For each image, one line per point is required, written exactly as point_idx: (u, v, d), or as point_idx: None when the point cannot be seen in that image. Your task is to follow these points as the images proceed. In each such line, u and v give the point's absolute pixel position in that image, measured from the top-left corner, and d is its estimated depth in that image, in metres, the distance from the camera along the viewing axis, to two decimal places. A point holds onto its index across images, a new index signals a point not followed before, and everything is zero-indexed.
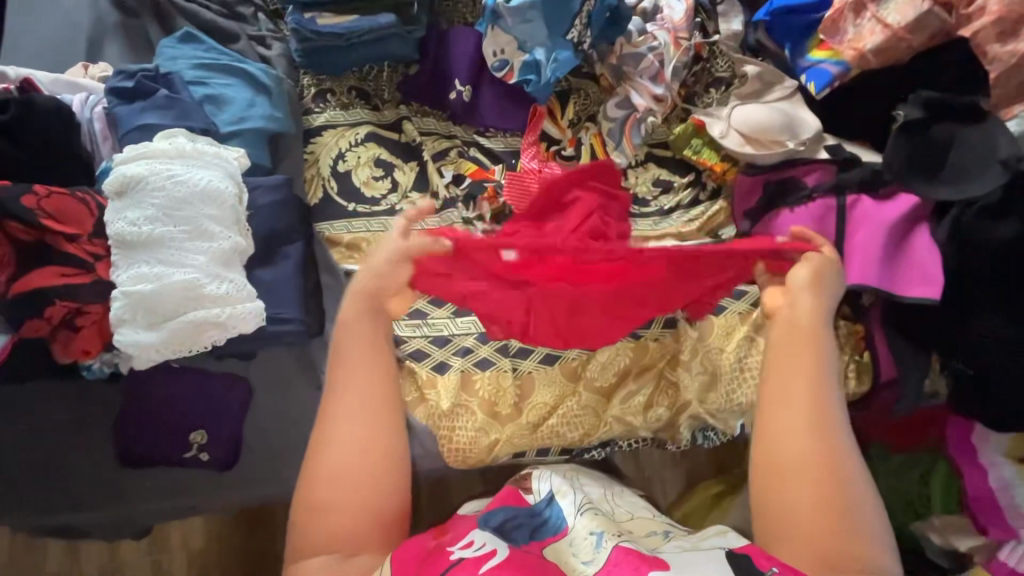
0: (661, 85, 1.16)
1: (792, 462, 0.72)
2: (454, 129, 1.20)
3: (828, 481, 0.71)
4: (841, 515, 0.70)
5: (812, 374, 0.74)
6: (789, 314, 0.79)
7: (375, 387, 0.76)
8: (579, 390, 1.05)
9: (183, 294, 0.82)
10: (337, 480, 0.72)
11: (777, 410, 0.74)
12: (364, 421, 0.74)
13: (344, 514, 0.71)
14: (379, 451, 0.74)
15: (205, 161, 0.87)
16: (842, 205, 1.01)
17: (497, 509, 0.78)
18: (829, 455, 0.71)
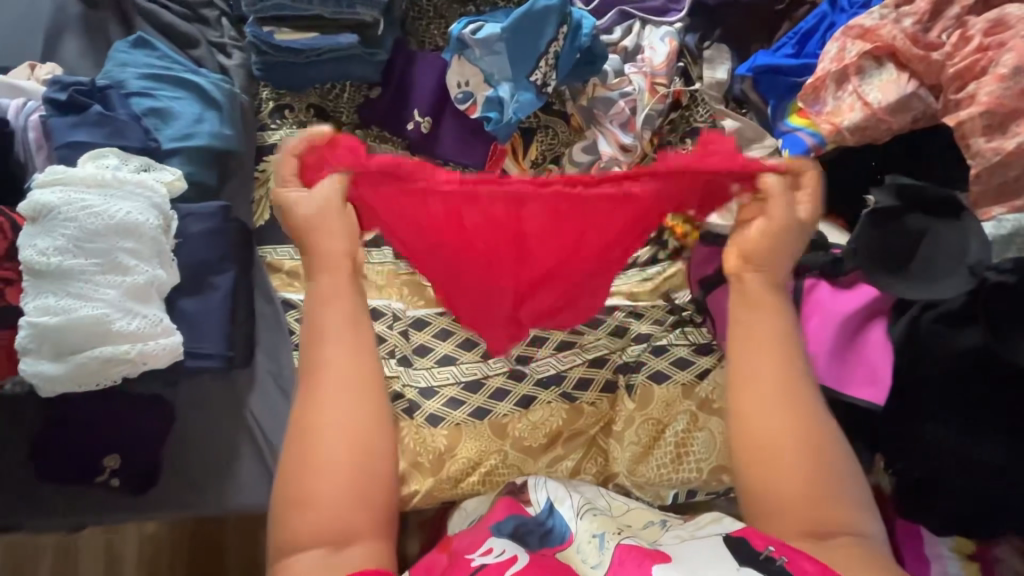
0: (630, 134, 1.10)
1: (779, 432, 0.68)
2: (412, 159, 1.15)
3: (812, 451, 0.68)
4: (838, 468, 0.68)
5: (781, 330, 0.71)
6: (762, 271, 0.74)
7: (348, 359, 0.69)
8: (505, 447, 1.02)
9: (90, 328, 0.80)
10: (335, 476, 0.66)
11: (754, 374, 0.70)
12: (353, 393, 0.68)
13: (335, 486, 0.65)
14: (368, 424, 0.68)
15: (126, 190, 0.84)
16: (799, 288, 0.95)
17: (506, 519, 0.80)
18: (811, 430, 0.68)
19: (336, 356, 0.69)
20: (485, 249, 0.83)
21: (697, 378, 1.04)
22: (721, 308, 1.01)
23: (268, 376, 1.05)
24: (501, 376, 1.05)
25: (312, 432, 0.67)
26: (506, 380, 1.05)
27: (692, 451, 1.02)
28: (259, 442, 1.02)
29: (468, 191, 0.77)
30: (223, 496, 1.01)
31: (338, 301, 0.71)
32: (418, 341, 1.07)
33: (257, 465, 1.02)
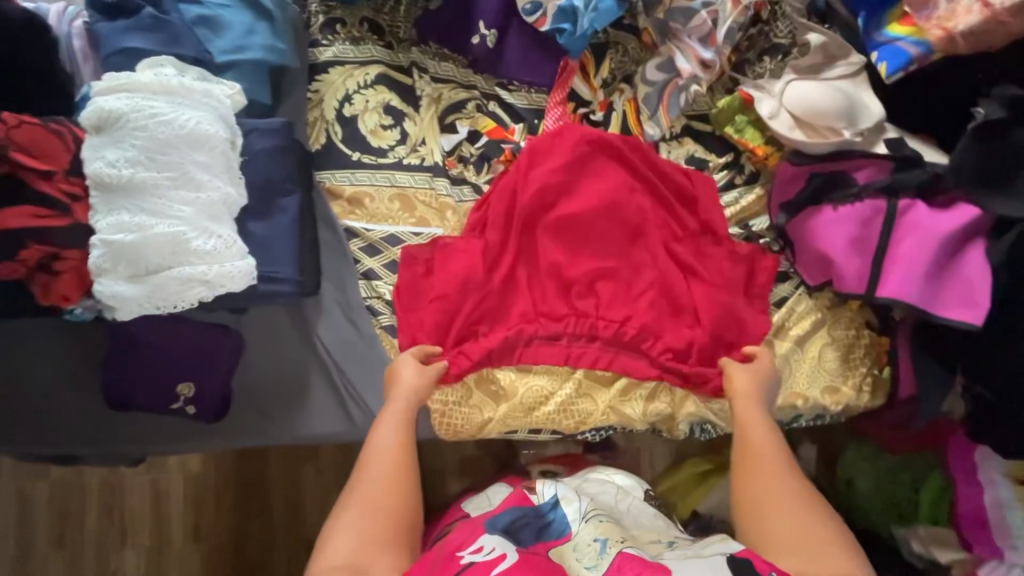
0: (710, 49, 1.03)
1: (773, 487, 0.82)
2: (473, 78, 1.08)
3: (798, 509, 0.80)
4: (823, 519, 0.79)
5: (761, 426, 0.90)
6: (737, 383, 0.95)
7: (397, 447, 0.87)
8: (578, 375, 1.02)
9: (167, 247, 0.76)
10: (355, 526, 0.79)
11: (748, 442, 0.88)
12: (390, 464, 0.85)
13: (354, 518, 0.80)
14: (396, 494, 0.83)
15: (192, 99, 0.79)
16: (893, 210, 0.91)
17: (504, 512, 0.79)
18: (797, 492, 0.82)
19: (385, 441, 0.88)
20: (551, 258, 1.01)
21: (775, 305, 1.03)
22: (807, 230, 0.97)
23: (335, 305, 1.02)
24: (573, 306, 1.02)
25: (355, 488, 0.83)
26: None
27: None
28: (329, 373, 1.01)
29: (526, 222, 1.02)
30: (296, 424, 1.00)
31: (392, 409, 0.91)
32: None
33: (328, 395, 1.01)
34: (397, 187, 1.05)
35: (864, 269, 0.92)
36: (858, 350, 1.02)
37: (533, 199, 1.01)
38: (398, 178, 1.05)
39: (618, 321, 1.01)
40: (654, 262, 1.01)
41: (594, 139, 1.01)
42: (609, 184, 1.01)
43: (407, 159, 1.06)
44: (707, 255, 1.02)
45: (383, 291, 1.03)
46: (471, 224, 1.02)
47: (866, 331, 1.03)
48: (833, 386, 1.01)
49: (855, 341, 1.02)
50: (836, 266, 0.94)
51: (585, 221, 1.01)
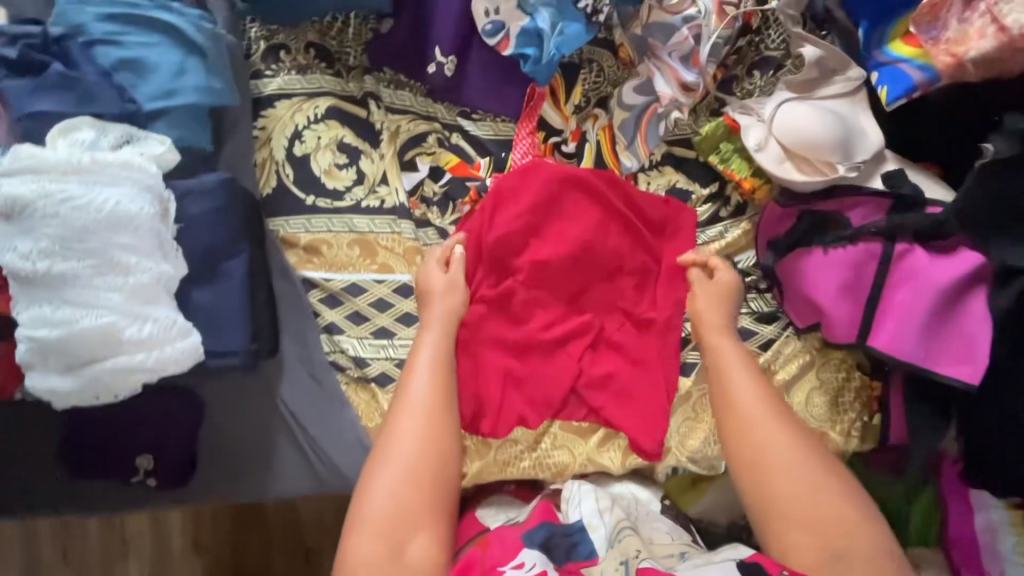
0: (694, 70, 0.93)
1: (767, 437, 0.78)
2: (434, 107, 0.99)
3: (800, 457, 0.77)
4: (834, 477, 0.77)
5: (747, 365, 0.84)
6: (706, 325, 0.88)
7: (434, 395, 0.84)
8: (552, 429, 0.97)
9: (98, 339, 0.71)
10: (393, 486, 0.78)
11: (737, 404, 0.81)
12: (425, 417, 0.82)
13: (391, 475, 0.79)
14: (433, 454, 0.81)
15: (109, 174, 0.71)
16: (888, 256, 0.84)
17: (538, 527, 0.80)
18: (794, 436, 0.79)
19: (423, 389, 0.84)
20: (521, 306, 0.95)
21: (761, 348, 0.96)
22: (794, 274, 0.90)
23: (298, 361, 0.97)
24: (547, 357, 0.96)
25: (391, 442, 0.81)
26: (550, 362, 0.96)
27: None
28: (293, 432, 0.97)
29: (498, 267, 0.95)
30: (264, 483, 0.97)
31: (421, 351, 0.87)
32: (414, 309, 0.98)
33: (297, 454, 0.97)
34: (357, 232, 0.98)
35: (855, 316, 0.86)
36: (847, 394, 0.96)
37: (507, 246, 0.94)
38: (356, 223, 0.98)
39: (585, 371, 0.95)
40: (624, 308, 0.96)
41: (565, 176, 0.93)
42: (586, 224, 0.94)
43: (366, 201, 0.98)
44: (653, 286, 0.96)
45: (345, 345, 0.97)
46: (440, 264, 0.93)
47: (857, 373, 0.97)
48: (820, 432, 0.95)
49: (845, 384, 0.96)
50: (825, 314, 0.87)
51: (558, 267, 0.94)
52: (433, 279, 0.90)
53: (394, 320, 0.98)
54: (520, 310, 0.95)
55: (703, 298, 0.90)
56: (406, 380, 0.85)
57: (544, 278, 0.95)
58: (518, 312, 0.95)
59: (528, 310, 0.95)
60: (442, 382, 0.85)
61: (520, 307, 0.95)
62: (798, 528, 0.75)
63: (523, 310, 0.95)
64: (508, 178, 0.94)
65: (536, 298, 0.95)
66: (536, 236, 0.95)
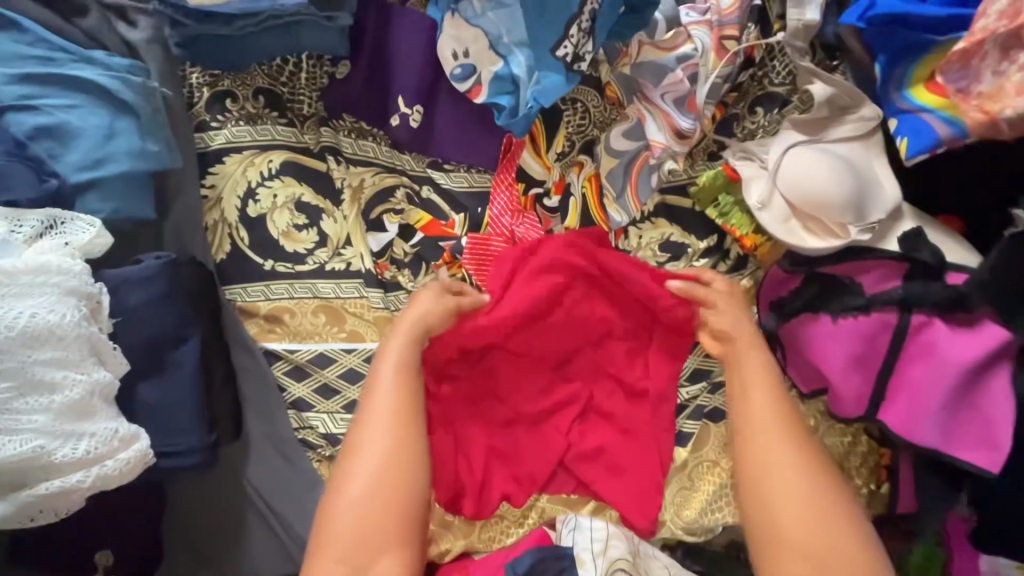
0: (690, 116, 0.83)
1: (773, 448, 0.69)
2: (400, 158, 0.89)
3: (807, 472, 0.67)
4: (840, 503, 0.66)
5: (766, 373, 0.76)
6: (737, 338, 0.79)
7: (404, 404, 0.73)
8: (540, 503, 0.91)
9: (26, 465, 0.63)
10: (358, 502, 0.67)
11: (753, 418, 0.72)
12: (394, 423, 0.71)
13: (355, 488, 0.68)
14: (402, 468, 0.70)
15: (24, 282, 0.63)
16: (904, 326, 0.76)
17: (523, 554, 0.72)
18: (802, 453, 0.69)
19: (387, 401, 0.73)
20: (501, 376, 0.87)
21: None
22: (798, 340, 0.83)
23: (265, 439, 0.90)
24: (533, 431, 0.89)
25: (355, 455, 0.70)
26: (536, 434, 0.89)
27: None
28: (264, 515, 0.90)
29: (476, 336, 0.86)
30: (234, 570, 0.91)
31: (387, 359, 0.76)
32: None
33: (268, 537, 0.90)
34: (322, 299, 0.90)
35: (866, 391, 0.79)
36: (853, 459, 0.90)
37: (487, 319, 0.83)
38: (320, 289, 0.90)
39: (572, 445, 0.88)
40: (615, 375, 0.89)
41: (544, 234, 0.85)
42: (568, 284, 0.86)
43: (330, 264, 0.90)
44: (643, 353, 0.89)
45: (314, 421, 0.90)
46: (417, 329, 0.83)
47: (863, 437, 0.91)
48: None
49: (851, 450, 0.90)
50: (832, 386, 0.80)
51: (540, 334, 0.86)
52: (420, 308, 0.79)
53: None
54: (501, 382, 0.88)
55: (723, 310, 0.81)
56: (369, 393, 0.74)
57: (527, 345, 0.87)
58: (498, 384, 0.88)
59: (510, 380, 0.88)
60: (414, 388, 0.74)
61: (500, 378, 0.87)
62: (796, 555, 0.63)
63: (504, 382, 0.88)
64: (486, 243, 0.85)
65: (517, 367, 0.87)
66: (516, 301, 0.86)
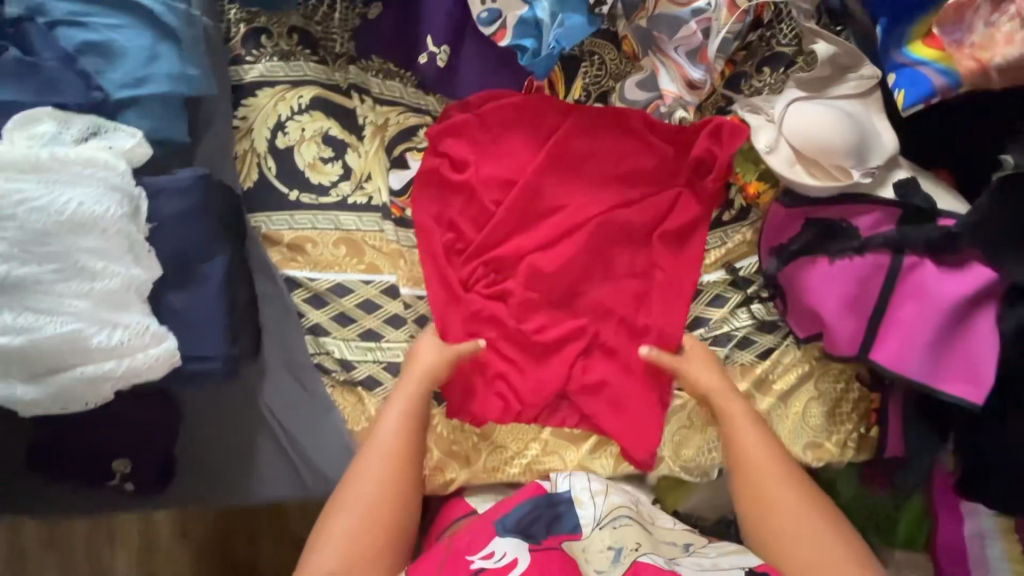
0: (701, 67, 0.88)
1: (778, 506, 0.81)
2: (425, 99, 0.93)
3: (809, 527, 0.79)
4: (844, 549, 0.77)
5: (760, 438, 0.85)
6: (714, 390, 0.88)
7: (399, 447, 0.84)
8: (545, 434, 0.95)
9: (63, 347, 0.67)
10: (346, 532, 0.79)
11: (753, 480, 0.83)
12: (388, 466, 0.83)
13: (347, 518, 0.80)
14: (389, 503, 0.82)
15: (71, 173, 0.66)
16: (896, 268, 0.81)
17: (513, 510, 0.81)
18: (801, 513, 0.80)
19: (388, 436, 0.84)
20: (516, 301, 0.92)
21: (759, 357, 0.95)
22: (796, 284, 0.87)
23: (281, 364, 0.94)
24: None
25: (351, 487, 0.82)
26: None
27: None
28: (278, 436, 0.93)
29: (491, 258, 0.92)
30: (246, 488, 0.94)
31: (392, 407, 0.86)
32: (390, 312, 0.95)
33: (280, 458, 0.94)
34: (343, 230, 0.94)
35: (859, 331, 0.83)
36: (845, 405, 0.95)
37: (474, 226, 0.93)
38: (343, 221, 0.94)
39: (577, 377, 0.92)
40: (621, 314, 0.93)
41: (560, 156, 0.92)
42: (549, 196, 0.92)
43: (352, 197, 0.94)
44: (650, 295, 0.93)
45: (331, 348, 0.94)
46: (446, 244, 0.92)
47: (856, 384, 0.95)
48: (815, 443, 0.94)
49: (844, 395, 0.95)
50: (828, 327, 0.85)
51: (553, 258, 0.92)
52: (427, 351, 0.87)
53: (382, 322, 0.95)
54: (517, 308, 0.92)
55: (700, 370, 0.88)
56: (372, 433, 0.85)
57: (542, 269, 0.91)
58: (513, 308, 0.92)
59: (524, 307, 0.92)
60: (412, 432, 0.85)
61: (516, 305, 0.92)
62: None
63: (517, 308, 0.92)
64: (501, 178, 0.92)
65: (532, 293, 0.92)
66: (532, 226, 0.93)
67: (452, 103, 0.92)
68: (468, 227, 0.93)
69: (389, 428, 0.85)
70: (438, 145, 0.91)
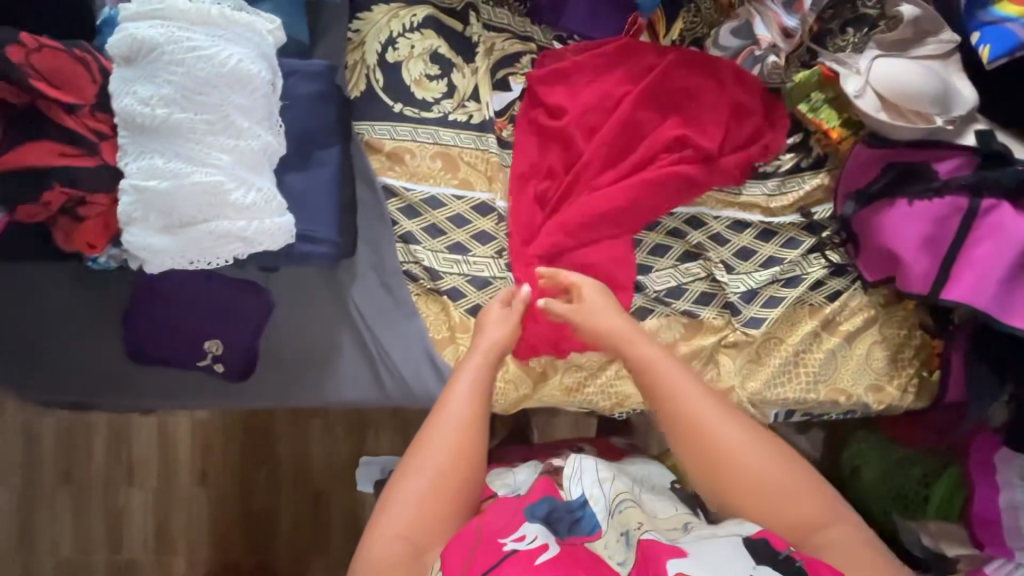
0: (795, 16, 0.93)
1: (712, 448, 0.71)
2: (530, 28, 0.98)
3: (732, 476, 0.70)
4: (787, 501, 0.69)
5: (669, 372, 0.75)
6: (619, 332, 0.79)
7: (470, 419, 0.78)
8: (619, 358, 0.98)
9: (203, 198, 0.69)
10: (417, 499, 0.73)
11: (683, 421, 0.72)
12: (457, 435, 0.77)
13: (416, 483, 0.74)
14: (461, 469, 0.76)
15: (233, 32, 0.69)
16: (974, 210, 0.85)
17: (541, 501, 0.75)
18: (708, 455, 0.71)
19: (460, 405, 0.79)
20: (597, 233, 0.95)
21: (828, 299, 0.99)
22: (872, 225, 0.92)
23: (369, 268, 0.97)
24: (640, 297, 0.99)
25: (422, 452, 0.77)
26: (647, 302, 0.99)
27: (811, 372, 0.98)
28: (361, 338, 0.96)
29: (576, 186, 0.96)
30: (325, 386, 0.96)
31: (461, 381, 0.81)
32: (480, 227, 0.98)
33: (360, 359, 0.96)
34: (441, 145, 0.98)
35: (932, 269, 0.88)
36: (906, 351, 0.99)
37: (566, 163, 0.97)
38: (441, 136, 0.98)
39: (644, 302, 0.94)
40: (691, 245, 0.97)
41: (655, 90, 0.95)
42: (639, 132, 0.96)
43: (453, 114, 0.98)
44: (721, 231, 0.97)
45: (421, 256, 0.97)
46: (536, 175, 0.97)
47: (918, 332, 0.99)
48: (876, 385, 0.98)
49: (905, 341, 0.99)
50: (903, 264, 0.90)
51: (639, 186, 0.94)
52: (495, 329, 0.86)
53: (469, 237, 0.98)
54: (597, 238, 0.95)
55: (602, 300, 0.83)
56: (439, 406, 0.79)
57: (629, 198, 0.94)
58: (595, 238, 0.95)
59: (605, 238, 0.96)
60: (481, 402, 0.80)
61: (596, 235, 0.95)
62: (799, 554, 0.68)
63: (597, 237, 0.95)
64: (594, 111, 0.96)
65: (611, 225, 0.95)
66: (620, 155, 0.96)
67: (561, 49, 0.97)
68: (558, 163, 0.97)
69: (461, 399, 0.79)
70: (538, 91, 0.96)
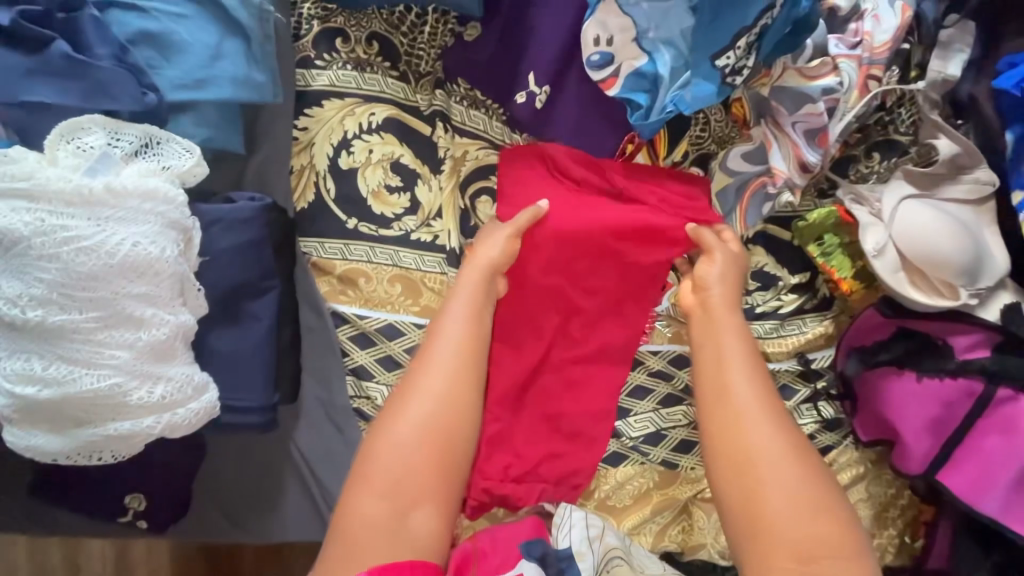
0: (818, 151, 0.81)
1: (744, 432, 0.66)
2: (510, 137, 0.85)
3: (762, 467, 0.64)
4: (807, 498, 0.62)
5: (743, 350, 0.71)
6: (706, 306, 0.75)
7: (467, 352, 0.70)
8: (586, 508, 0.90)
9: (98, 402, 0.58)
10: (406, 442, 0.65)
11: (730, 396, 0.68)
12: (452, 374, 0.68)
13: (405, 431, 0.66)
14: (451, 413, 0.67)
15: (126, 209, 0.57)
16: (987, 396, 0.77)
17: (536, 540, 0.72)
18: (748, 444, 0.65)
19: (457, 325, 0.71)
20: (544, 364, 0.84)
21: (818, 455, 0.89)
22: (875, 393, 0.83)
23: (318, 404, 0.86)
24: (616, 441, 0.91)
25: (407, 400, 0.67)
26: (622, 445, 0.91)
27: None
28: (304, 480, 0.86)
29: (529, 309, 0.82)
30: (262, 528, 0.87)
31: (452, 310, 0.72)
32: None
33: (303, 501, 0.87)
34: (401, 269, 0.84)
35: (932, 452, 0.80)
36: (893, 510, 0.92)
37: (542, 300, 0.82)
38: (401, 258, 0.84)
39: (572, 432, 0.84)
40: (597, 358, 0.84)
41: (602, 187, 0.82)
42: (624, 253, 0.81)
43: (416, 233, 0.84)
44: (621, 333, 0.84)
45: (372, 394, 0.85)
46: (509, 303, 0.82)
47: (907, 492, 0.92)
48: None
49: (894, 501, 0.92)
50: (902, 442, 0.81)
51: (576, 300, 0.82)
52: (493, 246, 0.76)
53: None
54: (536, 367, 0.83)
55: (720, 267, 0.77)
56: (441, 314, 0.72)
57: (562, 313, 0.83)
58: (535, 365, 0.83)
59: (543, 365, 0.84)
60: (476, 340, 0.71)
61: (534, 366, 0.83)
62: (786, 554, 0.61)
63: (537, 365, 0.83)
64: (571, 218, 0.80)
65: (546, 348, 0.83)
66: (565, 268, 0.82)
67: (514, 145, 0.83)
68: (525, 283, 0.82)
69: (457, 319, 0.71)
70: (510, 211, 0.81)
